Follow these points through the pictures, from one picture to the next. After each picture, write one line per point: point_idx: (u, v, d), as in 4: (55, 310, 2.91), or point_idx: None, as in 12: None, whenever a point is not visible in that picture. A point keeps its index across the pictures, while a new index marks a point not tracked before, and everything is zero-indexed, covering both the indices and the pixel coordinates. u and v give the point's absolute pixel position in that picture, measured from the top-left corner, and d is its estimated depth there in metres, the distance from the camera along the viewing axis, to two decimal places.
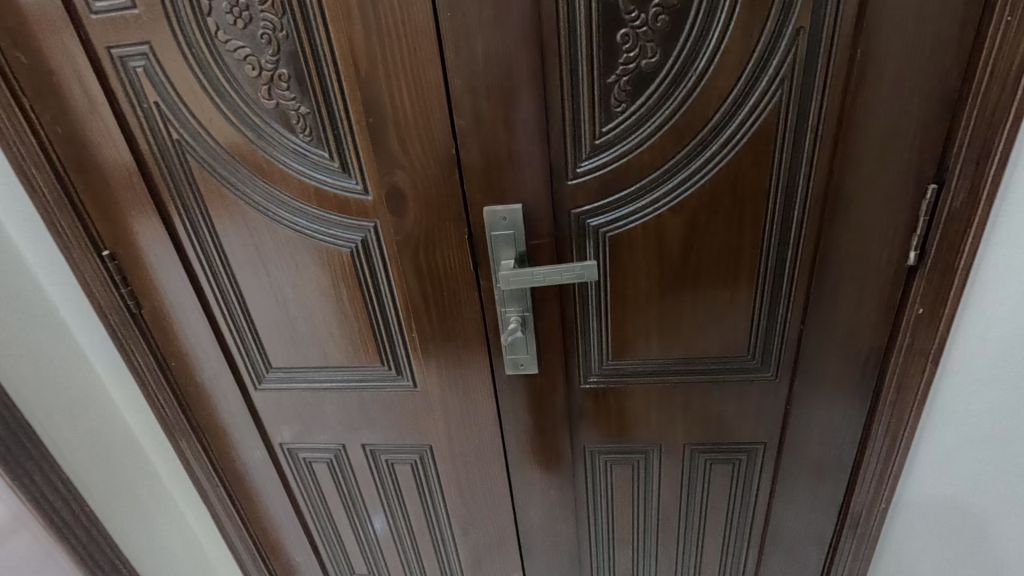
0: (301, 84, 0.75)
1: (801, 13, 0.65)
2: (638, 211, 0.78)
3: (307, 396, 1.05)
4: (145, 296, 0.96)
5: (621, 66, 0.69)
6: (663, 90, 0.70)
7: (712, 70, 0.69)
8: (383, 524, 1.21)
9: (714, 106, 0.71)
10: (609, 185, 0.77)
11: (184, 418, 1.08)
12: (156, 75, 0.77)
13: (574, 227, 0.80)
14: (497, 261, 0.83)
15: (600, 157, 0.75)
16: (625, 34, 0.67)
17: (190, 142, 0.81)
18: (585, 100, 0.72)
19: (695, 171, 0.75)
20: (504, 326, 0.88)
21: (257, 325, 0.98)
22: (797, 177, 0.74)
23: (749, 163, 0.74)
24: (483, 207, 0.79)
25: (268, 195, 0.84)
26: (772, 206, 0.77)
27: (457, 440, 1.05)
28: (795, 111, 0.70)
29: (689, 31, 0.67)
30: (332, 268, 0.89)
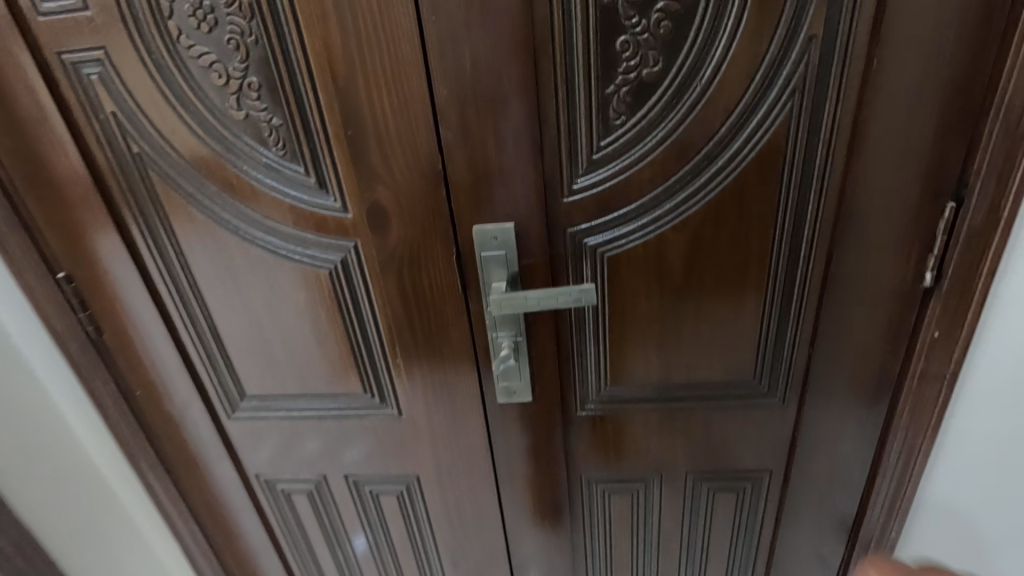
0: (272, 94, 0.69)
1: (814, 19, 0.60)
2: (639, 231, 0.73)
3: (284, 426, 0.98)
4: (106, 320, 0.89)
5: (621, 75, 0.64)
6: (666, 101, 0.65)
7: (717, 80, 0.64)
8: (364, 544, 1.12)
9: (720, 118, 0.66)
10: (608, 203, 0.71)
11: (152, 448, 1.01)
12: (112, 84, 0.70)
13: (570, 246, 0.75)
14: (486, 283, 0.77)
15: (598, 173, 0.70)
16: (625, 40, 0.62)
17: (151, 156, 0.75)
18: (582, 112, 0.66)
19: (699, 188, 0.70)
20: (495, 352, 0.82)
21: (229, 351, 0.91)
22: (808, 193, 0.70)
23: (757, 178, 0.69)
24: (472, 226, 0.74)
25: (238, 213, 0.77)
26: (782, 224, 0.72)
27: (447, 469, 0.99)
28: (807, 123, 0.65)
29: (693, 38, 0.62)
30: (310, 290, 0.83)
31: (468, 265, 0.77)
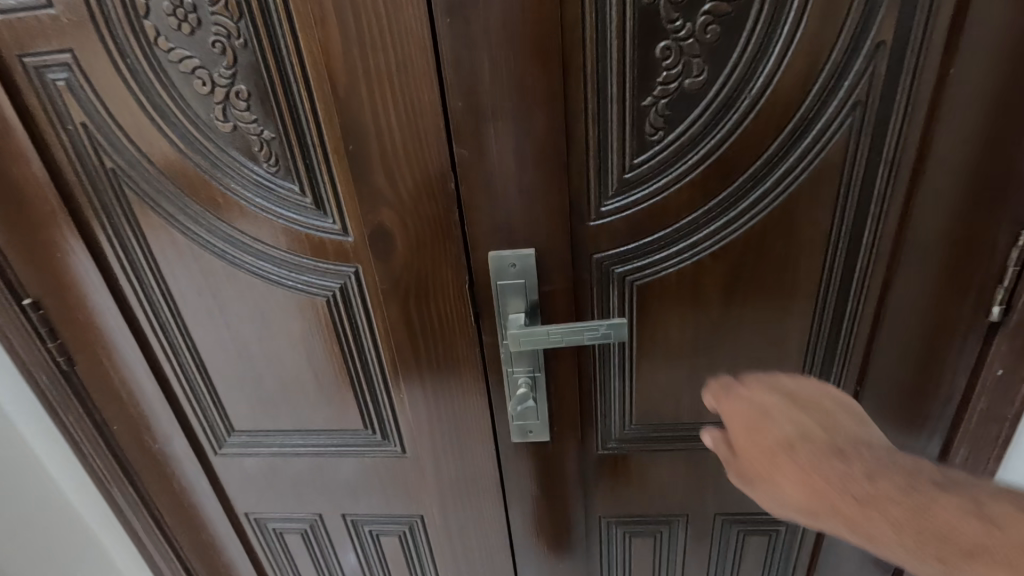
0: (263, 104, 0.61)
1: (882, 24, 0.53)
2: (674, 258, 0.65)
3: (276, 463, 0.89)
4: (80, 350, 0.81)
5: (660, 86, 0.57)
6: (709, 116, 0.58)
7: (769, 92, 0.56)
8: (353, 563, 1.01)
9: (770, 135, 0.58)
10: (641, 227, 0.64)
11: (131, 487, 0.92)
12: (81, 91, 0.62)
13: (595, 273, 0.67)
14: (502, 315, 0.69)
15: (630, 194, 0.62)
16: (666, 46, 0.55)
17: (127, 172, 0.66)
18: (614, 126, 0.59)
19: (743, 211, 0.62)
20: (510, 389, 0.75)
21: (216, 383, 0.83)
22: (865, 219, 0.62)
23: (807, 203, 0.61)
24: (488, 252, 0.66)
25: (225, 235, 0.69)
26: (834, 254, 0.64)
27: (454, 509, 0.91)
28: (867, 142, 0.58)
29: (744, 45, 0.55)
30: (305, 320, 0.75)
31: (482, 294, 0.69)
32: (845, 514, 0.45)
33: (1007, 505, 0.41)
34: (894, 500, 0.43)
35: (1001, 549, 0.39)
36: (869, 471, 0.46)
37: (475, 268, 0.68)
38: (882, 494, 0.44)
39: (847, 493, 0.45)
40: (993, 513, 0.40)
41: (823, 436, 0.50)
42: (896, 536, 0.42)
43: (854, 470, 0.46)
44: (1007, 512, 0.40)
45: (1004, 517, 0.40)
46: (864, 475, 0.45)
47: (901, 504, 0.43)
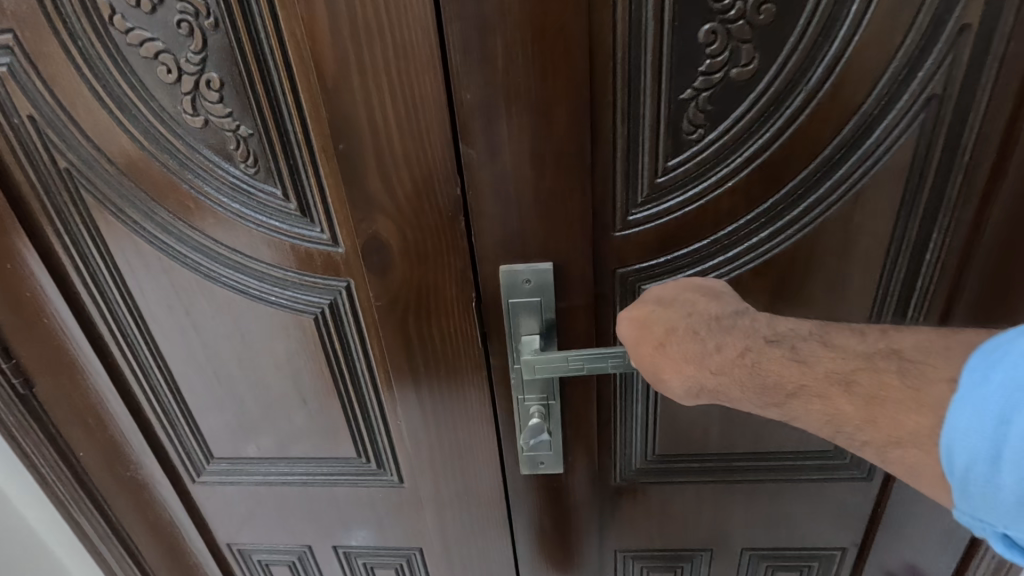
0: (238, 95, 0.52)
1: (969, 4, 0.46)
2: (711, 275, 0.57)
3: (261, 492, 0.81)
4: (39, 370, 0.72)
5: (703, 75, 0.49)
6: (759, 110, 0.50)
7: (830, 83, 0.49)
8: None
9: (826, 134, 0.51)
10: (673, 239, 0.56)
11: (101, 520, 0.83)
12: (27, 78, 0.54)
13: (619, 288, 0.59)
14: (514, 336, 0.61)
15: (662, 202, 0.54)
16: (711, 29, 0.47)
17: (84, 173, 0.58)
18: (648, 122, 0.51)
19: (791, 221, 0.55)
20: (520, 417, 0.67)
21: (192, 407, 0.74)
22: (932, 229, 0.55)
23: (867, 212, 0.54)
24: (500, 265, 0.58)
25: (198, 245, 0.61)
26: (895, 268, 0.56)
27: (456, 543, 0.83)
28: (936, 142, 0.51)
29: (801, 29, 0.47)
30: (290, 339, 0.67)
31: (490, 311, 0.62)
32: (704, 380, 0.47)
33: (816, 344, 0.43)
34: (738, 363, 0.46)
35: (813, 383, 0.42)
36: (718, 342, 0.47)
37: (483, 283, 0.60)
38: (730, 362, 0.46)
39: (703, 365, 0.47)
40: (804, 355, 0.43)
41: (687, 321, 0.49)
42: (749, 394, 0.45)
43: (706, 344, 0.47)
44: (813, 349, 0.43)
45: (812, 355, 0.43)
46: (715, 346, 0.47)
47: (743, 365, 0.45)
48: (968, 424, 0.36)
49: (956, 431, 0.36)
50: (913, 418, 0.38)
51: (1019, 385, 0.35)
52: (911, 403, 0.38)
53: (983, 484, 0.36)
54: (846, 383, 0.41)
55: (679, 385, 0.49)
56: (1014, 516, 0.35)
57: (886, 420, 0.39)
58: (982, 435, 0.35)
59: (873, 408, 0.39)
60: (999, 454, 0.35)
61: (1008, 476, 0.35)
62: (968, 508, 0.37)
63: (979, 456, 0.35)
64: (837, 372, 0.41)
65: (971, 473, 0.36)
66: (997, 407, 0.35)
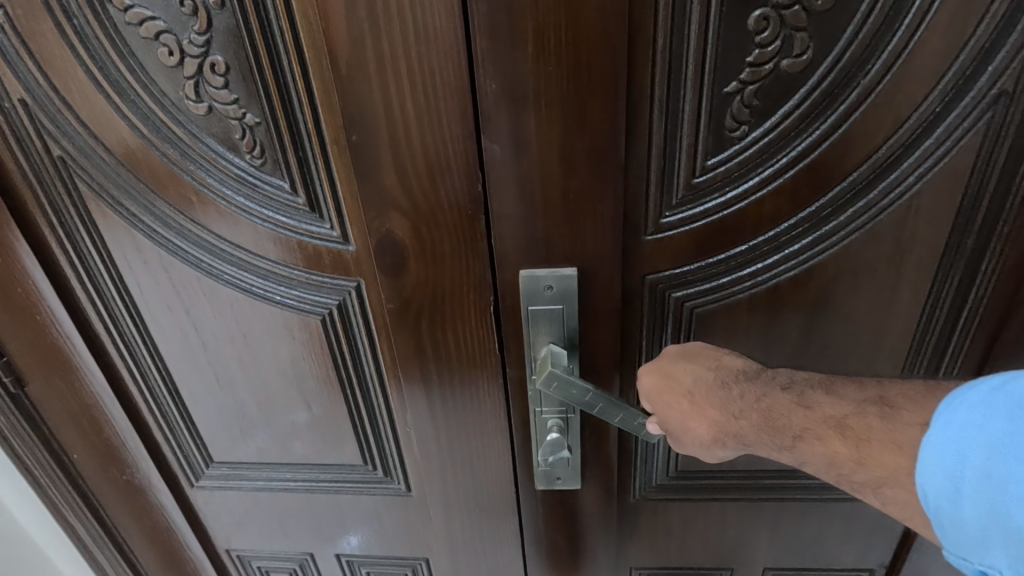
0: (245, 80, 0.49)
1: None
2: (749, 280, 0.55)
3: (263, 498, 0.78)
4: (31, 368, 0.69)
5: (752, 66, 0.46)
6: (814, 104, 0.48)
7: (890, 79, 0.47)
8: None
9: (883, 129, 0.49)
10: (711, 243, 0.53)
11: (95, 523, 0.80)
12: (18, 60, 0.50)
13: (647, 295, 0.56)
14: (535, 345, 0.58)
15: (699, 205, 0.52)
16: (763, 15, 0.44)
17: (78, 161, 0.54)
18: (688, 117, 0.48)
19: (839, 225, 0.52)
20: (537, 428, 0.64)
21: (191, 409, 0.71)
22: (991, 229, 0.52)
23: (922, 215, 0.52)
24: (520, 269, 0.55)
25: (198, 240, 0.57)
26: (948, 274, 0.55)
27: (464, 554, 0.80)
28: (999, 136, 0.49)
29: (862, 18, 0.45)
30: (295, 342, 0.63)
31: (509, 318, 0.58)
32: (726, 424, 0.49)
33: (819, 391, 0.45)
34: (755, 408, 0.47)
35: (816, 426, 0.44)
36: (741, 390, 0.49)
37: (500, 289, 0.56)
38: (750, 407, 0.47)
39: (726, 412, 0.49)
40: (809, 400, 0.45)
41: (712, 373, 0.51)
42: (764, 438, 0.47)
43: (732, 391, 0.49)
44: (816, 395, 0.45)
45: (814, 400, 0.45)
46: (738, 394, 0.49)
47: (759, 409, 0.47)
48: (933, 463, 0.38)
49: (925, 470, 0.38)
50: (894, 458, 0.40)
51: (975, 425, 0.36)
52: (895, 447, 0.40)
53: (952, 520, 0.37)
54: (840, 426, 0.43)
55: (703, 430, 0.50)
56: (988, 558, 0.36)
57: (874, 460, 0.41)
58: (942, 471, 0.37)
59: (861, 449, 0.41)
60: (959, 489, 0.36)
61: (971, 511, 0.36)
62: (953, 550, 0.38)
63: (943, 492, 0.37)
64: (832, 415, 0.43)
65: (941, 510, 0.37)
66: (956, 444, 0.37)
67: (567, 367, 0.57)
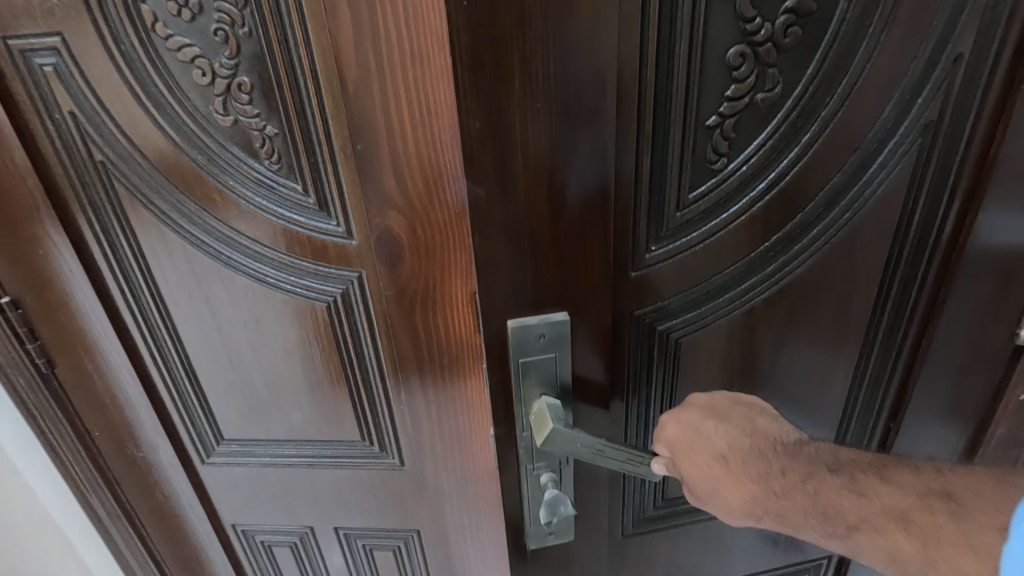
0: (267, 98, 0.57)
1: (961, 38, 0.54)
2: (730, 300, 0.61)
3: (269, 473, 0.85)
4: (59, 352, 0.76)
5: (729, 100, 0.53)
6: (773, 134, 0.55)
7: (842, 113, 0.56)
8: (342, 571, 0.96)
9: (825, 157, 0.57)
10: (691, 271, 0.58)
11: (110, 497, 0.87)
12: (71, 78, 0.58)
13: (635, 328, 0.59)
14: (526, 395, 0.56)
15: (684, 236, 0.57)
16: (740, 52, 0.51)
17: (117, 165, 0.62)
18: (676, 150, 0.53)
19: (807, 241, 0.60)
20: (530, 485, 0.60)
21: (206, 390, 0.79)
22: (919, 254, 0.63)
23: (860, 234, 0.61)
24: (509, 319, 0.53)
25: (220, 236, 0.66)
26: (892, 281, 0.64)
27: (453, 524, 0.88)
28: (920, 174, 0.60)
29: (820, 58, 0.53)
30: (302, 326, 0.71)
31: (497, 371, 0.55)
32: (767, 501, 0.51)
33: (874, 477, 0.49)
34: (800, 489, 0.50)
35: (875, 518, 0.47)
36: (782, 466, 0.51)
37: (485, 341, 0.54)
38: (794, 487, 0.50)
39: (769, 488, 0.51)
40: (864, 487, 0.48)
41: (749, 440, 0.53)
42: (811, 519, 0.49)
43: (772, 466, 0.52)
44: (871, 482, 0.48)
45: (870, 487, 0.48)
46: (779, 470, 0.51)
47: (805, 491, 0.50)
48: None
49: None
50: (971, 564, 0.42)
51: None
52: (971, 552, 0.43)
53: None
54: (904, 521, 0.46)
55: (738, 500, 0.52)
56: None
57: (946, 564, 0.44)
58: None
59: (929, 549, 0.44)
60: None
61: None
62: None
63: None
64: (894, 508, 0.47)
65: None
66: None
67: (564, 415, 0.56)
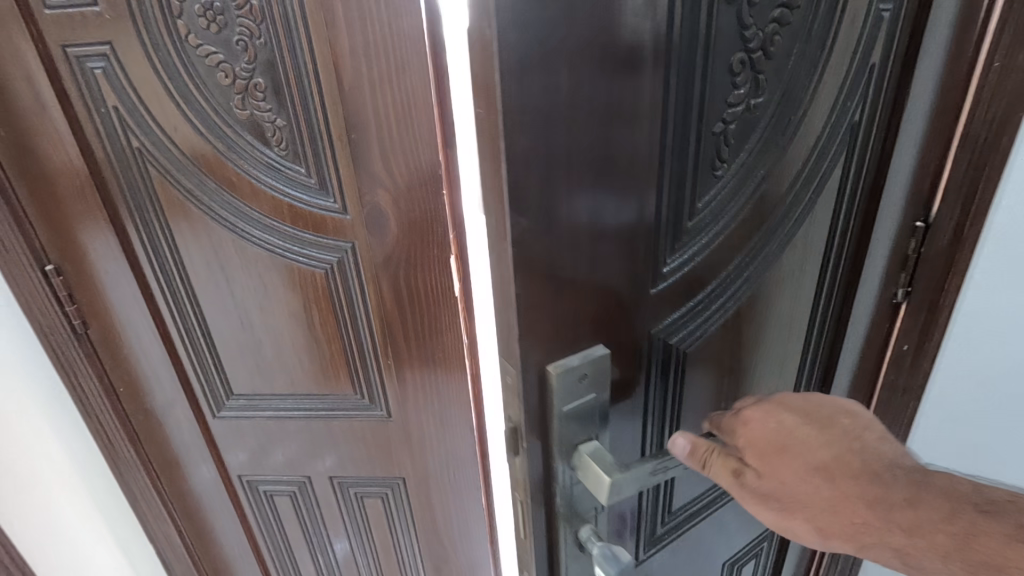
0: (277, 95, 0.70)
1: (885, 49, 0.60)
2: (726, 307, 0.59)
3: (271, 425, 0.98)
4: (91, 315, 0.88)
5: (730, 106, 0.51)
6: (763, 139, 0.56)
7: (810, 117, 0.58)
8: (341, 535, 1.11)
9: (792, 161, 0.59)
10: (699, 282, 0.56)
11: (131, 448, 0.99)
12: (116, 78, 0.71)
13: (652, 346, 0.55)
14: (561, 445, 0.50)
15: (692, 246, 0.54)
16: (741, 61, 0.50)
17: (152, 151, 0.75)
18: (692, 161, 0.50)
19: (780, 241, 0.61)
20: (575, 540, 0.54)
21: (219, 349, 0.91)
22: (856, 241, 0.70)
23: (816, 232, 0.65)
24: (546, 363, 0.47)
25: (237, 212, 0.78)
26: (837, 269, 0.70)
27: (436, 472, 1.00)
28: (859, 170, 0.66)
29: (798, 67, 0.55)
30: (304, 290, 0.84)
31: (534, 422, 0.48)
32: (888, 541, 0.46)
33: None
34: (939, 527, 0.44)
35: None
36: (909, 496, 0.46)
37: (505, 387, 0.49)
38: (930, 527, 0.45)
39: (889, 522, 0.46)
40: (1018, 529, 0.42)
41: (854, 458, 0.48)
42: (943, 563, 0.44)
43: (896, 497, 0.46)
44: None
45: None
46: (902, 500, 0.46)
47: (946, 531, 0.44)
48: None
49: None
50: None
51: None
52: None
53: None
54: None
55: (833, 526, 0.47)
56: None
57: None
58: None
59: None
60: None
61: None
62: None
63: None
64: None
65: None
66: None
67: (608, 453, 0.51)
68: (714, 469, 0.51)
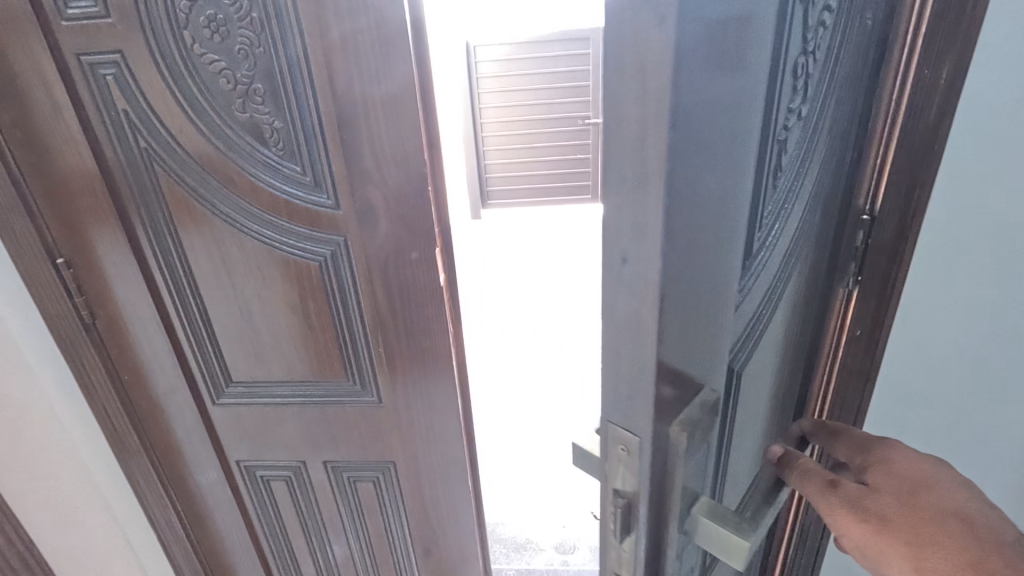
0: (275, 99, 0.76)
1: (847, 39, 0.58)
2: (770, 319, 0.57)
3: (269, 412, 1.03)
4: (99, 306, 0.93)
5: (788, 117, 0.49)
6: (802, 152, 0.55)
7: (827, 126, 0.60)
8: (334, 519, 1.16)
9: (814, 171, 0.59)
10: (756, 299, 0.53)
11: (134, 434, 1.04)
12: (126, 84, 0.77)
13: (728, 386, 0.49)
14: (679, 516, 0.41)
15: (758, 262, 0.50)
16: (800, 71, 0.48)
17: (159, 151, 0.81)
18: (767, 172, 0.46)
19: (801, 250, 0.62)
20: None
21: (220, 338, 0.96)
22: (819, 236, 0.68)
23: (818, 236, 0.67)
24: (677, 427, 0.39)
25: (236, 208, 0.84)
26: (808, 266, 0.67)
27: (425, 457, 1.06)
28: (824, 164, 0.63)
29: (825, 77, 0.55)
30: (299, 281, 0.90)
31: (652, 488, 0.39)
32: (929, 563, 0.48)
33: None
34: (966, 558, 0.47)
35: None
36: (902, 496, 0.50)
37: (602, 453, 0.41)
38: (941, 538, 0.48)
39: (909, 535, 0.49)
40: None
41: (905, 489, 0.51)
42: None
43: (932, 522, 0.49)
44: None
45: None
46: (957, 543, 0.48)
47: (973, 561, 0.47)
48: None
49: None
50: None
51: None
52: None
53: None
54: None
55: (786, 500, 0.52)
56: None
57: None
58: None
59: None
60: None
61: None
62: None
63: None
64: None
65: None
66: None
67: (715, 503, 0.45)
68: (806, 475, 0.53)
